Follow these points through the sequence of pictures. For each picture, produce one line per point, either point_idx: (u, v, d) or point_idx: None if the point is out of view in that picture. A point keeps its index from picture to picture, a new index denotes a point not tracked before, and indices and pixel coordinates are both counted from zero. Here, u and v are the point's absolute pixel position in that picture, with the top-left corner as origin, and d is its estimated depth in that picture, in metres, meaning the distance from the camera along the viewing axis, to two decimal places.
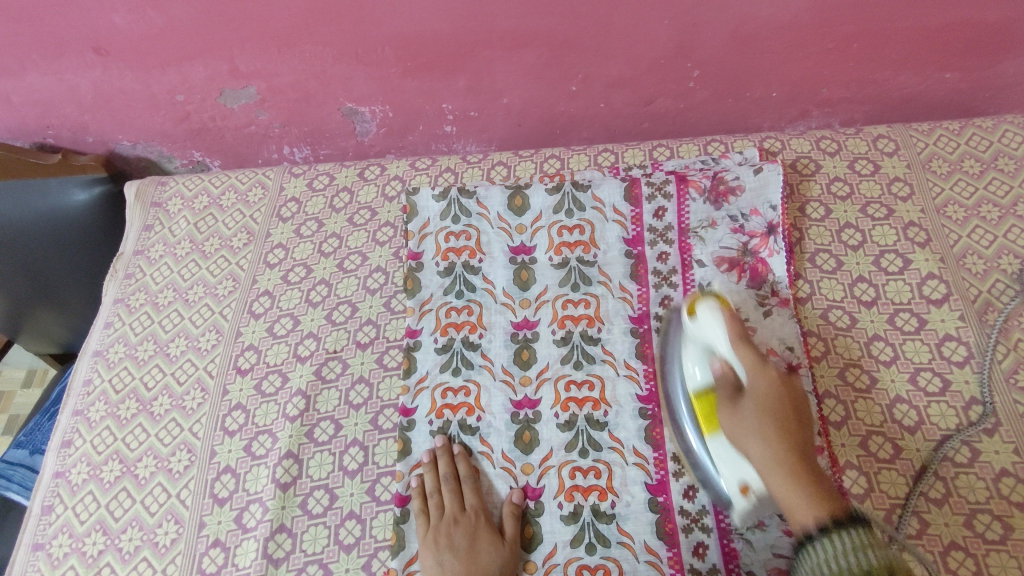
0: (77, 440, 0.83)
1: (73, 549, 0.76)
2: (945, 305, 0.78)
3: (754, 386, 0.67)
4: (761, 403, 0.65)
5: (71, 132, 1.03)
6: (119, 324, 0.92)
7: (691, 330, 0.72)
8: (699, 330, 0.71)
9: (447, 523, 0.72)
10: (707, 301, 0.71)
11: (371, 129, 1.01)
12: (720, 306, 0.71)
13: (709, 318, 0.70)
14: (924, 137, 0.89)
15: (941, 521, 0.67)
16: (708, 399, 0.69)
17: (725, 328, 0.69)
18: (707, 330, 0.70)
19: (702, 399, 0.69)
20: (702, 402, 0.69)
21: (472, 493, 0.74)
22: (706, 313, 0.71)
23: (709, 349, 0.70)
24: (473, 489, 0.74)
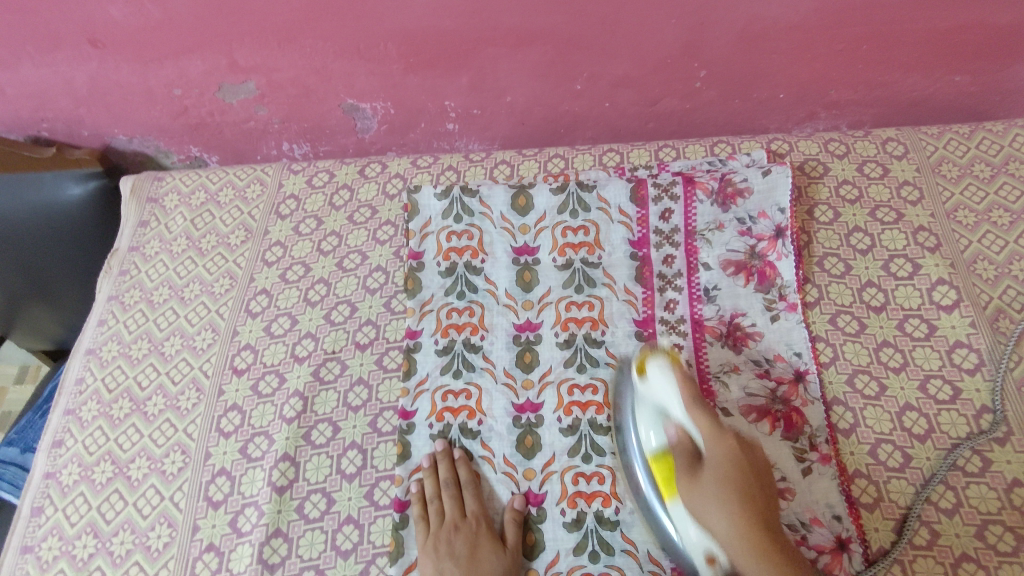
0: (69, 440, 0.82)
1: (62, 552, 0.74)
2: (956, 311, 0.77)
3: (711, 456, 0.66)
4: (722, 484, 0.63)
5: (66, 125, 1.01)
6: (113, 321, 0.90)
7: (642, 392, 0.71)
8: (649, 391, 0.70)
9: (447, 531, 0.71)
10: (657, 359, 0.70)
11: (372, 126, 0.99)
12: (670, 365, 0.70)
13: (659, 376, 0.69)
14: (934, 141, 0.88)
15: (952, 532, 0.66)
16: (665, 461, 0.68)
17: (676, 389, 0.68)
18: (658, 391, 0.69)
19: (658, 461, 0.68)
20: (659, 463, 0.68)
21: (473, 499, 0.73)
22: (656, 376, 0.69)
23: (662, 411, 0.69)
24: (473, 495, 0.73)
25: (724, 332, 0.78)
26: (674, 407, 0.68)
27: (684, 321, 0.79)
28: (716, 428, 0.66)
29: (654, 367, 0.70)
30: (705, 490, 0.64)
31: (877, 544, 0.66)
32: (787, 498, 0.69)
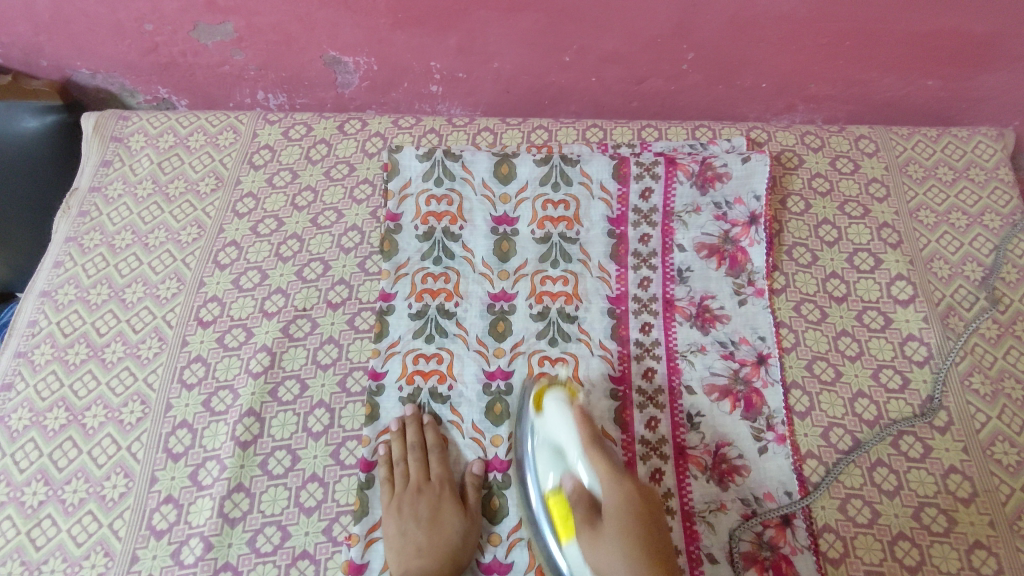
0: (19, 384, 0.79)
1: (10, 498, 0.72)
2: (911, 306, 0.81)
3: (608, 498, 0.62)
4: (618, 518, 0.60)
5: (23, 52, 0.95)
6: (70, 264, 0.86)
7: (536, 425, 0.70)
8: (545, 426, 0.70)
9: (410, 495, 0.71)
10: (555, 393, 0.71)
11: (353, 81, 0.97)
12: (567, 400, 0.70)
13: None
14: (903, 141, 0.91)
15: (891, 511, 0.70)
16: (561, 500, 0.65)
17: (570, 426, 0.68)
18: (553, 427, 0.69)
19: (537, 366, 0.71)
20: None
21: (438, 462, 0.73)
22: (554, 410, 0.69)
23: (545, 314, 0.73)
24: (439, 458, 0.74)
25: (693, 313, 0.80)
26: (573, 451, 0.66)
27: (656, 300, 0.81)
28: None
29: (551, 400, 0.70)
30: None
31: (823, 520, 0.69)
32: (742, 474, 0.72)
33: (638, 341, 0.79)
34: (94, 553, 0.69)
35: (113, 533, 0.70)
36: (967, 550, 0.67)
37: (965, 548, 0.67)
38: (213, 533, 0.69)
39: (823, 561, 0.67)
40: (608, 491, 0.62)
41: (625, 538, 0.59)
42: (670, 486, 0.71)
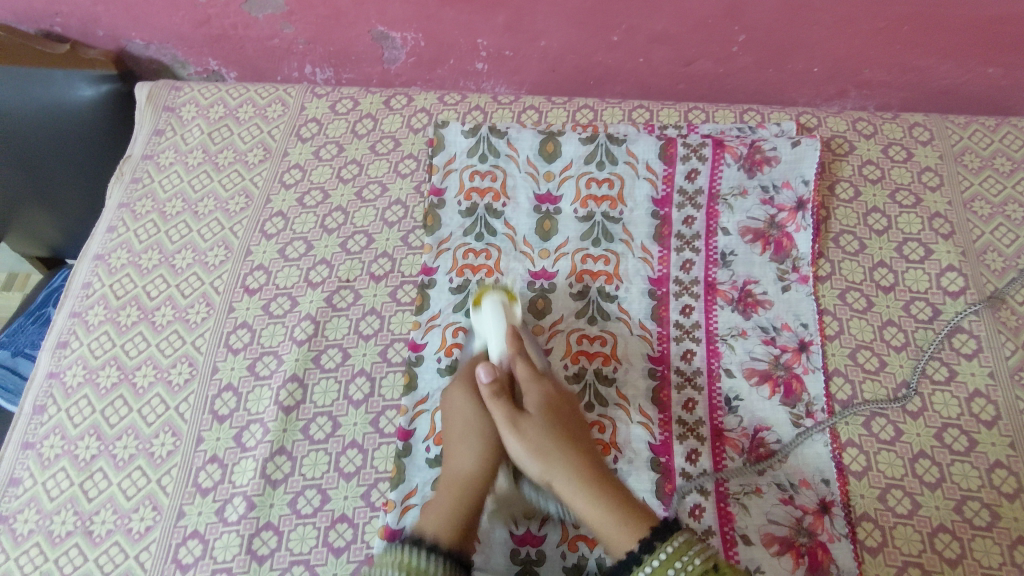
0: (74, 342, 0.81)
1: (64, 452, 0.75)
2: (961, 297, 0.79)
3: (530, 405, 0.67)
4: (547, 424, 0.66)
5: (81, 22, 0.97)
6: (123, 229, 0.88)
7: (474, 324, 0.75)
8: (479, 327, 0.75)
9: (460, 454, 0.68)
10: (493, 296, 0.74)
11: (400, 57, 0.97)
12: (505, 303, 0.74)
13: (489, 310, 0.73)
14: (959, 130, 0.89)
15: (933, 504, 0.69)
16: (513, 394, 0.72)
17: (501, 326, 0.72)
18: (486, 329, 0.73)
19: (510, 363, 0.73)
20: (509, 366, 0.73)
21: (477, 401, 0.71)
22: (488, 311, 0.73)
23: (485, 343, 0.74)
24: (474, 394, 0.71)
25: (735, 297, 0.79)
26: (494, 340, 0.72)
27: (698, 283, 0.80)
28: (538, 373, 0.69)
29: (489, 301, 0.74)
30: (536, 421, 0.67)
31: (861, 508, 0.69)
32: (780, 459, 0.71)
33: (678, 322, 0.79)
34: (143, 507, 0.71)
35: (161, 489, 0.72)
36: (1009, 545, 0.66)
37: (1008, 543, 0.66)
38: (256, 493, 0.71)
39: (861, 550, 0.67)
40: (527, 393, 0.68)
41: (548, 432, 0.65)
42: (706, 467, 0.71)
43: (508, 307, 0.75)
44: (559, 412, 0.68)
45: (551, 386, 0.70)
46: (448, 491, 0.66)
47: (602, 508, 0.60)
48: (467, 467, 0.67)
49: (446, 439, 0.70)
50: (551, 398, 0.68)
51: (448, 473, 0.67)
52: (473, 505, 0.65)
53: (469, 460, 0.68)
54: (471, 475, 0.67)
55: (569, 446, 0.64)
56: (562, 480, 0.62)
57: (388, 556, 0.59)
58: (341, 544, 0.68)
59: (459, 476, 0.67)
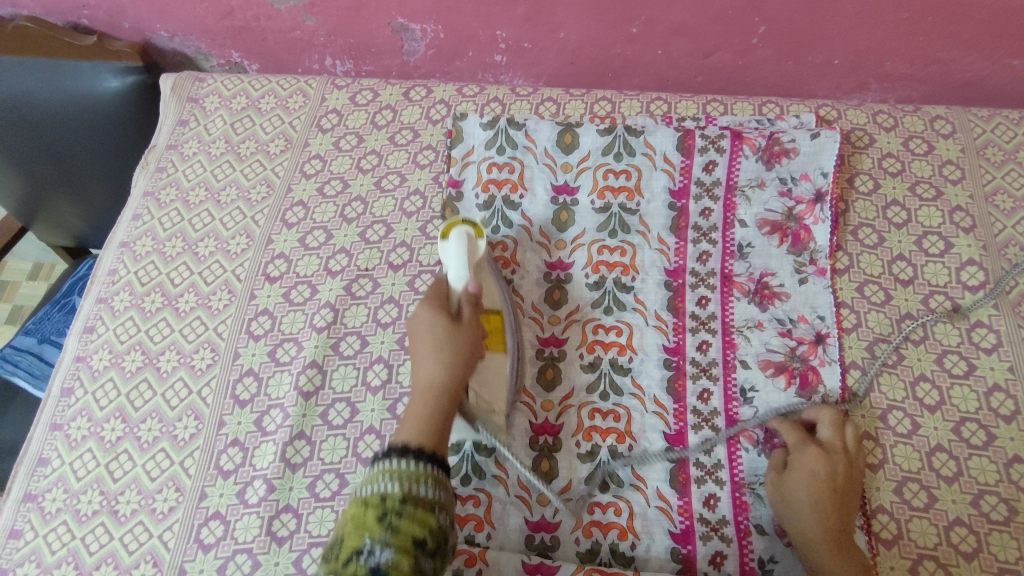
0: (100, 327, 0.83)
1: (91, 433, 0.77)
2: (981, 292, 0.78)
3: (799, 462, 0.67)
4: (813, 479, 0.65)
5: (107, 14, 0.99)
6: (147, 217, 0.90)
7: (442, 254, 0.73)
8: (444, 258, 0.73)
9: (425, 368, 0.64)
10: (462, 229, 0.74)
11: (419, 49, 0.98)
12: (472, 236, 0.74)
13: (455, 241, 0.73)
14: (982, 123, 0.88)
15: (949, 497, 0.68)
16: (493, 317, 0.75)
17: (464, 254, 0.72)
18: (449, 255, 0.72)
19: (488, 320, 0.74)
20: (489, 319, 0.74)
21: (445, 315, 0.67)
22: (456, 244, 0.72)
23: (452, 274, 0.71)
24: (441, 309, 0.68)
25: (752, 289, 0.79)
26: (454, 269, 0.71)
27: (714, 275, 0.80)
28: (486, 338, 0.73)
29: (455, 230, 0.73)
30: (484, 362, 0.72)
31: (877, 501, 0.69)
32: None
33: (694, 314, 0.79)
34: (167, 488, 0.73)
35: (184, 471, 0.74)
36: None
37: None
38: (276, 476, 0.72)
39: (876, 542, 0.67)
40: (800, 451, 0.68)
41: (817, 485, 0.65)
42: (721, 457, 0.72)
43: (474, 240, 0.74)
44: (828, 472, 0.66)
45: (833, 450, 0.68)
46: (420, 400, 0.62)
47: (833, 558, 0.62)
48: (435, 373, 0.63)
49: (415, 356, 0.66)
50: (821, 453, 0.67)
51: (421, 381, 0.63)
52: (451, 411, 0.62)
53: (434, 366, 0.64)
54: (445, 382, 0.63)
55: (830, 496, 0.64)
56: (807, 528, 0.63)
57: (379, 465, 0.53)
58: None
59: (428, 384, 0.63)
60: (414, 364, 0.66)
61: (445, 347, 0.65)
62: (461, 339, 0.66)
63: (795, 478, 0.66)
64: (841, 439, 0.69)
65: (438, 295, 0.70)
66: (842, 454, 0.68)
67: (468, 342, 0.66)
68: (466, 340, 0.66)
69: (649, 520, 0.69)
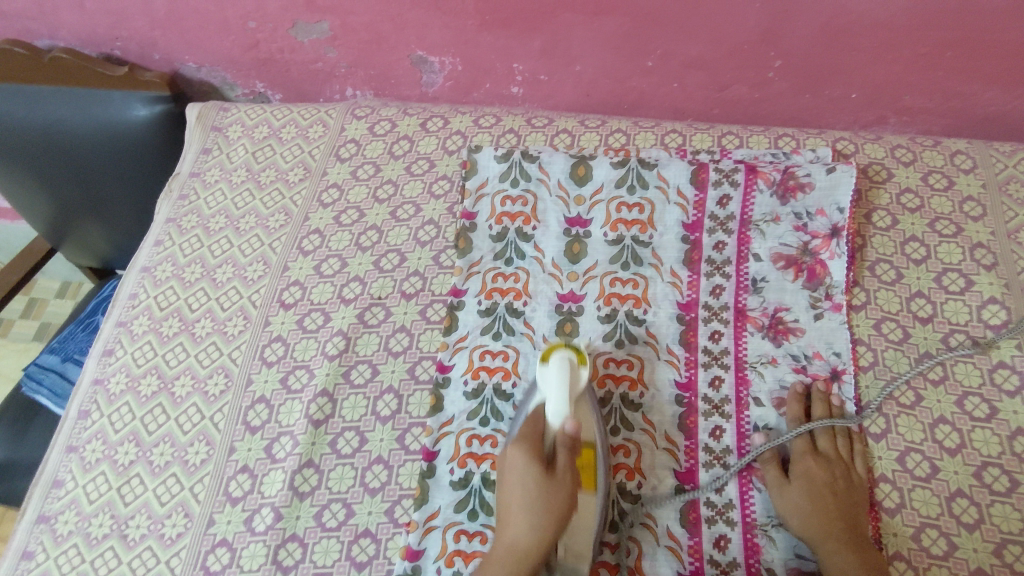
0: (119, 351, 0.85)
1: (105, 456, 0.78)
2: (1003, 331, 0.76)
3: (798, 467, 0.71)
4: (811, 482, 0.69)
5: (139, 46, 1.02)
6: (168, 243, 0.92)
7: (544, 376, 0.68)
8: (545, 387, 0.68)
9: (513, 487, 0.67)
10: (564, 355, 0.68)
11: (437, 81, 1.00)
12: (575, 367, 0.68)
13: (554, 370, 0.67)
14: (1004, 158, 0.86)
15: (971, 546, 0.66)
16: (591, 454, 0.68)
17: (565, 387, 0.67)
18: (551, 388, 0.67)
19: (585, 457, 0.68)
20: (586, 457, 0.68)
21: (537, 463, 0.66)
22: (556, 373, 0.67)
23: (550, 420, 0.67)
24: (534, 454, 0.67)
25: (766, 324, 0.78)
26: (555, 403, 0.66)
27: (728, 309, 0.80)
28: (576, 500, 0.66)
29: (557, 356, 0.68)
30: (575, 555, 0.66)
31: (894, 548, 0.67)
32: None
33: (706, 348, 0.78)
34: (176, 513, 0.73)
35: (193, 496, 0.74)
36: None
37: None
38: (283, 504, 0.72)
39: None
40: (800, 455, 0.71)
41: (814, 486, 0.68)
42: (732, 497, 0.71)
43: (576, 367, 0.69)
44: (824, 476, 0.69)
45: (829, 458, 0.71)
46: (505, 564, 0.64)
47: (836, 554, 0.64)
48: (523, 538, 0.64)
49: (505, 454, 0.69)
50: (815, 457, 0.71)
51: (508, 542, 0.65)
52: None
53: (523, 532, 0.65)
54: (529, 550, 0.64)
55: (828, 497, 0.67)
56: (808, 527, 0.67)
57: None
58: (363, 559, 0.69)
59: (516, 549, 0.64)
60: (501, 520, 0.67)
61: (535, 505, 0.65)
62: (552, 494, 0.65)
63: (795, 486, 0.69)
64: (836, 449, 0.71)
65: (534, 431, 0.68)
66: (840, 463, 0.70)
67: (561, 498, 0.65)
68: (560, 496, 0.65)
69: (658, 561, 0.68)
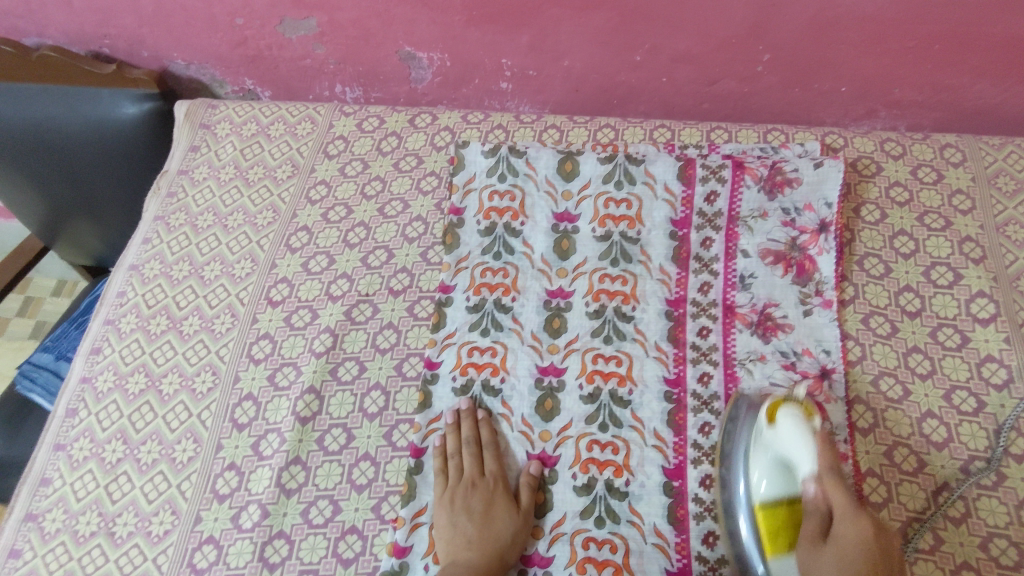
0: (107, 348, 0.85)
1: (92, 454, 0.78)
2: (991, 325, 0.76)
3: (840, 534, 0.58)
4: (844, 554, 0.57)
5: (127, 44, 1.02)
6: (156, 241, 0.92)
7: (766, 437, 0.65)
8: (777, 440, 0.64)
9: (469, 466, 0.72)
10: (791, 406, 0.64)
11: (426, 77, 0.99)
12: (803, 417, 0.64)
13: (791, 429, 0.63)
14: (993, 152, 0.86)
15: (956, 540, 0.66)
16: (771, 514, 0.63)
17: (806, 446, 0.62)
18: (788, 443, 0.63)
19: (764, 514, 0.64)
20: (766, 509, 0.64)
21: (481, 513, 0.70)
22: (788, 424, 0.63)
23: (783, 466, 0.64)
24: (458, 510, 0.70)
25: (755, 321, 0.78)
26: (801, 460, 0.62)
27: (716, 305, 0.79)
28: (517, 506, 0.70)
29: (785, 414, 0.64)
30: (824, 559, 0.58)
31: None
32: None
33: (695, 344, 0.78)
34: (163, 511, 0.73)
35: (181, 493, 0.74)
36: None
37: None
38: (270, 501, 0.72)
39: None
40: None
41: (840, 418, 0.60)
42: None
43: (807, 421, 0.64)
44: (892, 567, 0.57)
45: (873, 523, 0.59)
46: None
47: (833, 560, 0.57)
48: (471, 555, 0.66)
49: (461, 452, 0.73)
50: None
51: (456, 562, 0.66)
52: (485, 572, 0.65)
53: (470, 551, 0.67)
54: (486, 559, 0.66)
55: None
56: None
57: None
58: (350, 555, 0.69)
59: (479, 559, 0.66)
60: (444, 542, 0.68)
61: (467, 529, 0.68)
62: (503, 523, 0.69)
63: (827, 557, 0.58)
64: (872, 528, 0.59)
65: (501, 486, 0.72)
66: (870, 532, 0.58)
67: (503, 529, 0.68)
68: (503, 526, 0.69)
69: (645, 557, 0.68)
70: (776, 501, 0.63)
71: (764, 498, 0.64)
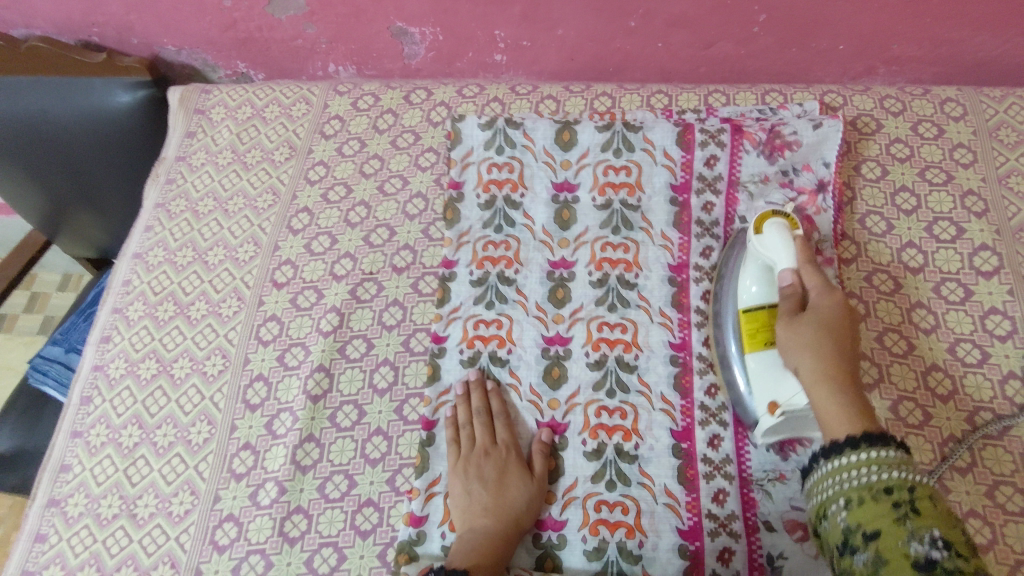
0: (116, 337, 0.86)
1: (109, 440, 0.79)
2: (994, 277, 0.76)
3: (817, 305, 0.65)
4: (824, 320, 0.63)
5: (116, 31, 1.02)
6: (159, 229, 0.93)
7: (753, 249, 0.70)
8: (763, 249, 0.69)
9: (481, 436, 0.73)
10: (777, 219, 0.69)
11: (419, 52, 0.99)
12: (789, 228, 0.69)
13: (774, 236, 0.68)
14: (994, 104, 0.85)
15: (963, 489, 0.67)
16: (757, 316, 0.69)
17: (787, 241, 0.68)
18: (770, 248, 0.69)
19: (749, 316, 0.69)
20: (750, 318, 0.69)
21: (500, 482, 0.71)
22: (773, 233, 0.69)
23: (768, 268, 0.69)
24: (473, 479, 0.71)
25: None
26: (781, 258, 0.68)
27: (719, 269, 0.80)
28: (531, 473, 0.71)
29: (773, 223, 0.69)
30: (802, 329, 0.63)
31: None
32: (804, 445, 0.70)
33: (699, 309, 0.78)
34: (182, 492, 0.75)
35: (198, 474, 0.75)
36: None
37: None
38: (287, 478, 0.73)
39: None
40: (820, 297, 0.65)
41: (823, 331, 0.62)
42: (729, 453, 0.71)
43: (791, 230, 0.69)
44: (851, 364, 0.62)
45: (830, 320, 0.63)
46: (463, 550, 0.66)
47: (811, 329, 0.63)
48: (488, 524, 0.67)
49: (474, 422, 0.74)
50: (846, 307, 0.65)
51: (473, 531, 0.67)
52: (502, 540, 0.66)
53: (485, 520, 0.68)
54: (503, 528, 0.67)
55: (830, 342, 0.62)
56: (808, 361, 0.61)
57: None
58: (367, 527, 0.71)
59: (495, 527, 0.67)
60: (460, 511, 0.69)
61: (483, 498, 0.69)
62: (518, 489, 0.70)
63: (807, 317, 0.64)
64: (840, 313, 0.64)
65: (515, 454, 0.72)
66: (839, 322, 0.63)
67: (518, 496, 0.69)
68: (517, 493, 0.70)
69: (656, 518, 0.69)
70: (760, 304, 0.69)
71: (752, 299, 0.70)
